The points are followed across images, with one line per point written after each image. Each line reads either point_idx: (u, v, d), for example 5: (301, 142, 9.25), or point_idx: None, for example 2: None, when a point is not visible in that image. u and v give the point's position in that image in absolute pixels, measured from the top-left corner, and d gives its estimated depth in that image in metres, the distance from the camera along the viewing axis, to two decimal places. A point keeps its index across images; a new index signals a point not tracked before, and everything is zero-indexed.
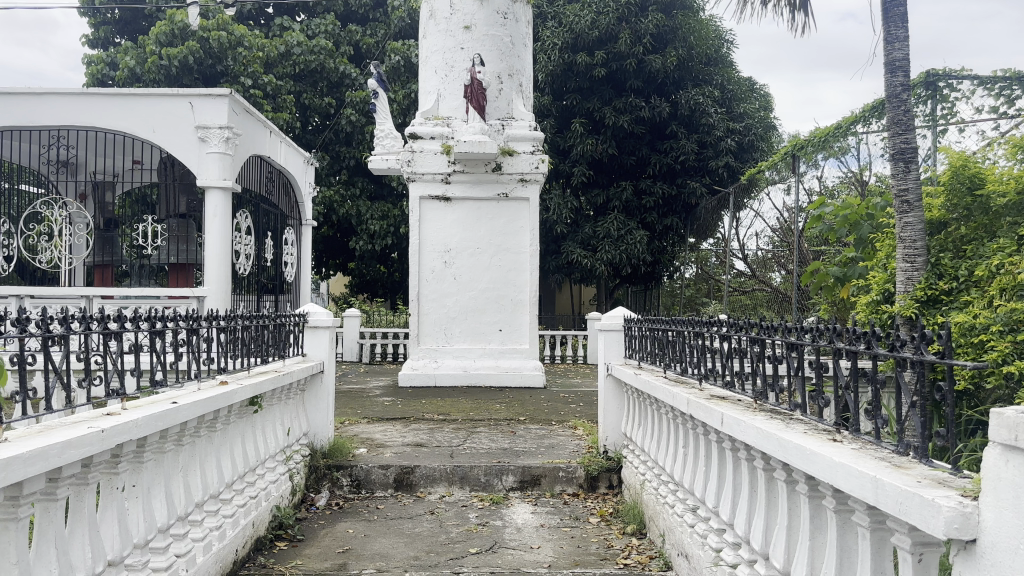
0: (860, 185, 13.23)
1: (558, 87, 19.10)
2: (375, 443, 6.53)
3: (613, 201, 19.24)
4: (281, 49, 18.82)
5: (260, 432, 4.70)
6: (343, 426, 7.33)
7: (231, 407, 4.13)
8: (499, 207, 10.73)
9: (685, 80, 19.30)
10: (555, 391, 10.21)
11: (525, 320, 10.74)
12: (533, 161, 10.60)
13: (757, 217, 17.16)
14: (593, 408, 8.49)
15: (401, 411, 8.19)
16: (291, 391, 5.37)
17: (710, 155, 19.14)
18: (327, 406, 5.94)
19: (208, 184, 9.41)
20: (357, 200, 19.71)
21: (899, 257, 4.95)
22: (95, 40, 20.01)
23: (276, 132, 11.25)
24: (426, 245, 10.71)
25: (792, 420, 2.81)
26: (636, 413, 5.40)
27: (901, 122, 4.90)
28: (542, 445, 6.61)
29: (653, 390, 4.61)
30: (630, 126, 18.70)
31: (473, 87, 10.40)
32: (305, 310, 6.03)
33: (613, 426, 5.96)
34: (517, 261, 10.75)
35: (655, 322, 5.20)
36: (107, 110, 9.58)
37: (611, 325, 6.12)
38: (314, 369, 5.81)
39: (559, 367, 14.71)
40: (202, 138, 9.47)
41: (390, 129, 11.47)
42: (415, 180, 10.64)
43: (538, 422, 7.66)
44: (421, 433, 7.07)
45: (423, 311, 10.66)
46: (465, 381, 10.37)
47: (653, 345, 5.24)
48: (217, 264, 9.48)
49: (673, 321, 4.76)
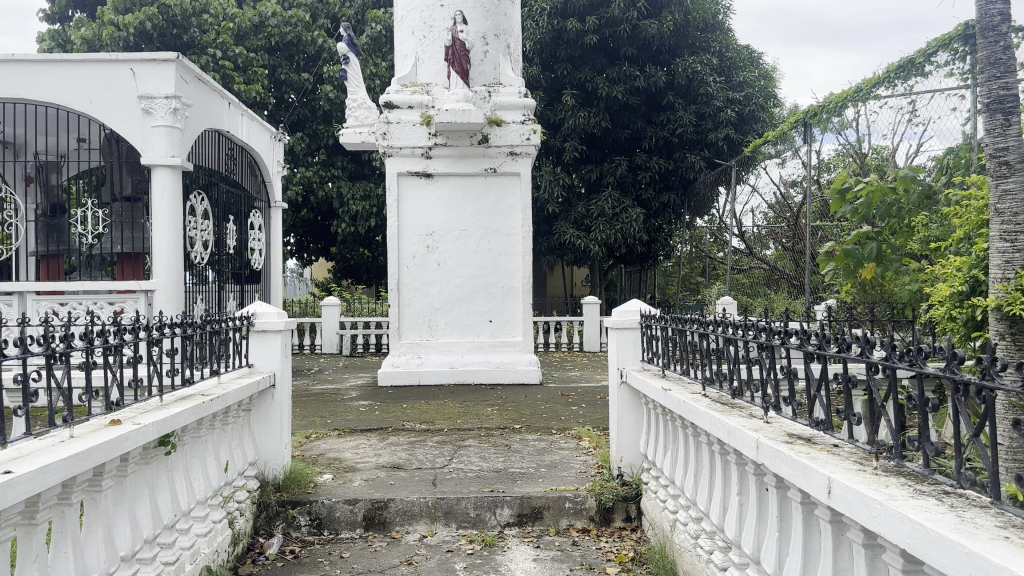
0: (860, 160, 12.34)
1: (548, 56, 17.90)
2: (343, 467, 5.48)
3: (607, 177, 18.10)
4: (254, 20, 17.48)
5: (178, 478, 3.62)
6: (308, 443, 6.24)
7: (126, 457, 3.03)
8: (486, 183, 9.62)
9: (681, 47, 18.21)
10: (553, 388, 9.16)
11: (517, 309, 9.66)
12: (523, 131, 9.49)
13: (754, 192, 16.21)
14: (597, 411, 7.45)
15: (378, 420, 7.12)
16: (228, 416, 4.28)
17: (709, 127, 18.04)
18: (280, 428, 4.88)
19: (154, 162, 8.19)
20: (337, 181, 18.46)
21: (993, 233, 3.86)
22: (50, 14, 18.60)
23: (234, 104, 10.06)
24: (406, 228, 9.59)
25: (964, 507, 1.77)
26: (661, 431, 4.37)
27: (1000, 62, 3.71)
28: (543, 464, 5.55)
29: (688, 415, 3.56)
30: (624, 97, 17.54)
31: (454, 49, 9.26)
32: (250, 309, 4.91)
33: (630, 444, 4.91)
34: (507, 244, 9.66)
35: (686, 323, 4.16)
36: (33, 79, 8.30)
37: (626, 323, 5.03)
38: (262, 384, 4.71)
39: (553, 356, 13.72)
40: (145, 109, 8.22)
41: (364, 99, 10.29)
42: (393, 154, 9.51)
43: (536, 431, 6.62)
44: (399, 450, 6.00)
45: (404, 301, 9.57)
46: (453, 379, 9.31)
47: (684, 349, 4.20)
48: (167, 253, 8.33)
49: (716, 321, 3.68)
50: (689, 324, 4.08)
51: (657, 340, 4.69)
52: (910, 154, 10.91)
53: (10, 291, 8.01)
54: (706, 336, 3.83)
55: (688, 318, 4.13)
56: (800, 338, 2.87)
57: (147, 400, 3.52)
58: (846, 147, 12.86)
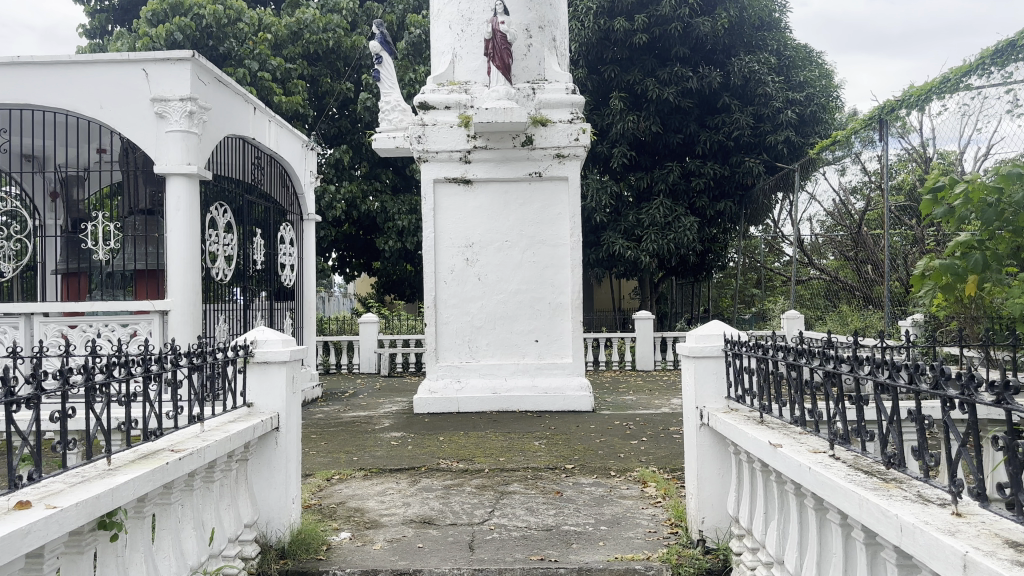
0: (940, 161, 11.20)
1: (594, 58, 17.00)
2: (365, 523, 4.61)
3: (658, 185, 17.03)
4: (292, 28, 16.93)
5: (139, 565, 2.79)
6: (328, 488, 5.40)
7: (35, 554, 2.19)
8: (530, 190, 8.74)
9: (736, 46, 17.22)
10: (607, 416, 8.18)
11: (566, 327, 8.70)
12: (571, 131, 8.58)
13: (813, 199, 15.10)
14: (661, 445, 6.47)
15: (411, 458, 6.24)
16: (213, 473, 3.44)
17: (767, 129, 16.87)
18: (285, 480, 4.03)
19: (168, 171, 7.50)
20: (379, 195, 17.78)
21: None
22: (90, 29, 18.35)
23: (261, 109, 9.39)
24: (443, 240, 8.77)
25: None
26: (760, 492, 3.42)
27: None
28: (602, 520, 4.59)
29: (813, 485, 2.62)
30: (676, 99, 16.53)
31: (495, 42, 8.40)
32: (250, 336, 4.09)
33: (713, 502, 3.93)
34: (555, 255, 8.73)
35: (792, 354, 3.21)
36: (39, 84, 7.65)
37: (705, 351, 4.05)
38: (262, 429, 3.86)
39: (603, 377, 12.76)
40: (159, 113, 7.53)
41: (398, 100, 9.48)
42: (429, 159, 8.69)
43: (592, 473, 5.67)
44: (431, 498, 5.09)
45: (441, 320, 8.74)
46: (496, 406, 8.42)
47: (791, 388, 3.23)
48: (184, 270, 7.60)
49: (858, 358, 2.66)
50: (800, 359, 3.12)
51: (750, 373, 3.72)
52: (979, 160, 9.88)
53: (18, 313, 7.39)
54: (829, 373, 2.88)
55: (795, 349, 3.18)
56: (993, 391, 1.86)
57: (91, 464, 2.69)
58: (910, 151, 11.93)
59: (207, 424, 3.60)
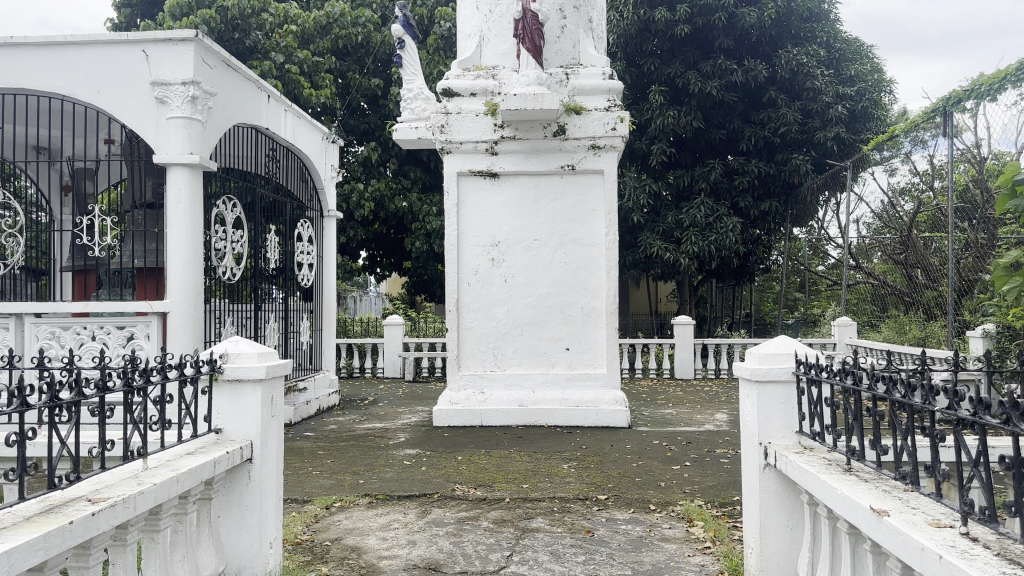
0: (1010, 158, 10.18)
1: (634, 50, 16.21)
2: (360, 567, 3.91)
3: (699, 184, 16.13)
4: (320, 22, 16.40)
5: None
6: (325, 519, 4.73)
7: None
8: (562, 184, 8.01)
9: (783, 38, 16.26)
10: (644, 433, 7.41)
11: (600, 335, 7.93)
12: (608, 120, 7.82)
13: (859, 200, 14.12)
14: (705, 473, 5.67)
15: (424, 482, 5.55)
16: (156, 520, 2.78)
17: (816, 125, 15.88)
18: (259, 522, 3.37)
19: (168, 160, 6.91)
20: (409, 194, 17.18)
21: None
22: (118, 24, 18.02)
23: (275, 96, 8.79)
24: (467, 238, 8.08)
25: None
26: (846, 561, 2.68)
27: None
28: (641, 571, 3.84)
29: None
30: (719, 92, 15.63)
31: (525, 22, 7.70)
32: (220, 348, 3.43)
33: (780, 562, 3.18)
34: (588, 255, 7.97)
35: (894, 388, 2.42)
36: (32, 67, 7.13)
37: (770, 375, 3.27)
38: (228, 461, 3.19)
39: (641, 386, 11.94)
40: (160, 98, 6.96)
41: (420, 88, 8.80)
42: (452, 151, 8.02)
43: (628, 506, 4.91)
44: (441, 536, 4.38)
45: (464, 326, 8.05)
46: (523, 421, 7.69)
47: (891, 431, 2.45)
48: (184, 267, 7.00)
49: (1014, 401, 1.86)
50: (909, 394, 2.33)
51: (830, 405, 2.93)
52: None
53: (7, 313, 6.86)
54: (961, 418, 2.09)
55: (901, 381, 2.39)
56: None
57: None
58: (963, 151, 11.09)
59: (155, 459, 2.94)
